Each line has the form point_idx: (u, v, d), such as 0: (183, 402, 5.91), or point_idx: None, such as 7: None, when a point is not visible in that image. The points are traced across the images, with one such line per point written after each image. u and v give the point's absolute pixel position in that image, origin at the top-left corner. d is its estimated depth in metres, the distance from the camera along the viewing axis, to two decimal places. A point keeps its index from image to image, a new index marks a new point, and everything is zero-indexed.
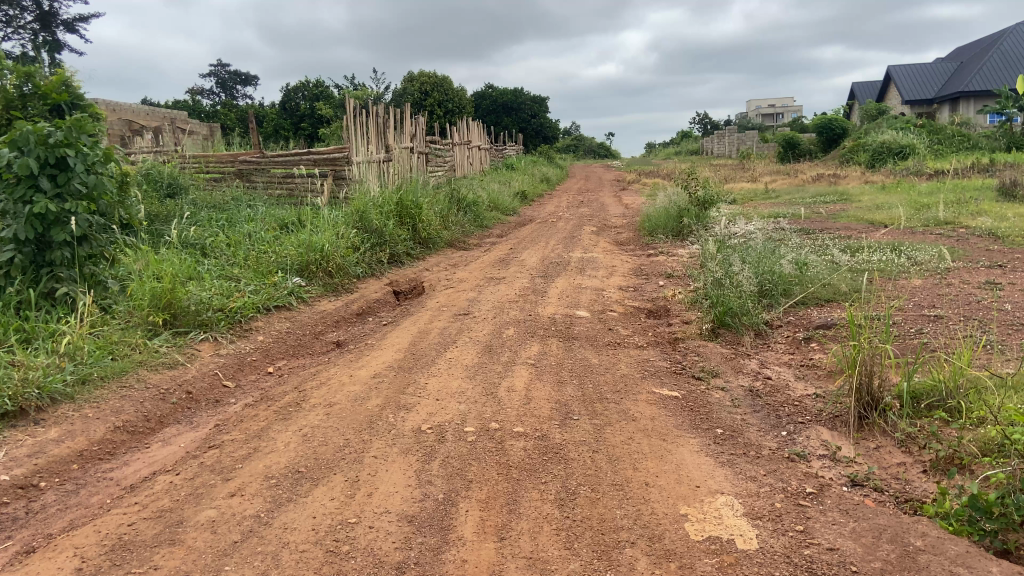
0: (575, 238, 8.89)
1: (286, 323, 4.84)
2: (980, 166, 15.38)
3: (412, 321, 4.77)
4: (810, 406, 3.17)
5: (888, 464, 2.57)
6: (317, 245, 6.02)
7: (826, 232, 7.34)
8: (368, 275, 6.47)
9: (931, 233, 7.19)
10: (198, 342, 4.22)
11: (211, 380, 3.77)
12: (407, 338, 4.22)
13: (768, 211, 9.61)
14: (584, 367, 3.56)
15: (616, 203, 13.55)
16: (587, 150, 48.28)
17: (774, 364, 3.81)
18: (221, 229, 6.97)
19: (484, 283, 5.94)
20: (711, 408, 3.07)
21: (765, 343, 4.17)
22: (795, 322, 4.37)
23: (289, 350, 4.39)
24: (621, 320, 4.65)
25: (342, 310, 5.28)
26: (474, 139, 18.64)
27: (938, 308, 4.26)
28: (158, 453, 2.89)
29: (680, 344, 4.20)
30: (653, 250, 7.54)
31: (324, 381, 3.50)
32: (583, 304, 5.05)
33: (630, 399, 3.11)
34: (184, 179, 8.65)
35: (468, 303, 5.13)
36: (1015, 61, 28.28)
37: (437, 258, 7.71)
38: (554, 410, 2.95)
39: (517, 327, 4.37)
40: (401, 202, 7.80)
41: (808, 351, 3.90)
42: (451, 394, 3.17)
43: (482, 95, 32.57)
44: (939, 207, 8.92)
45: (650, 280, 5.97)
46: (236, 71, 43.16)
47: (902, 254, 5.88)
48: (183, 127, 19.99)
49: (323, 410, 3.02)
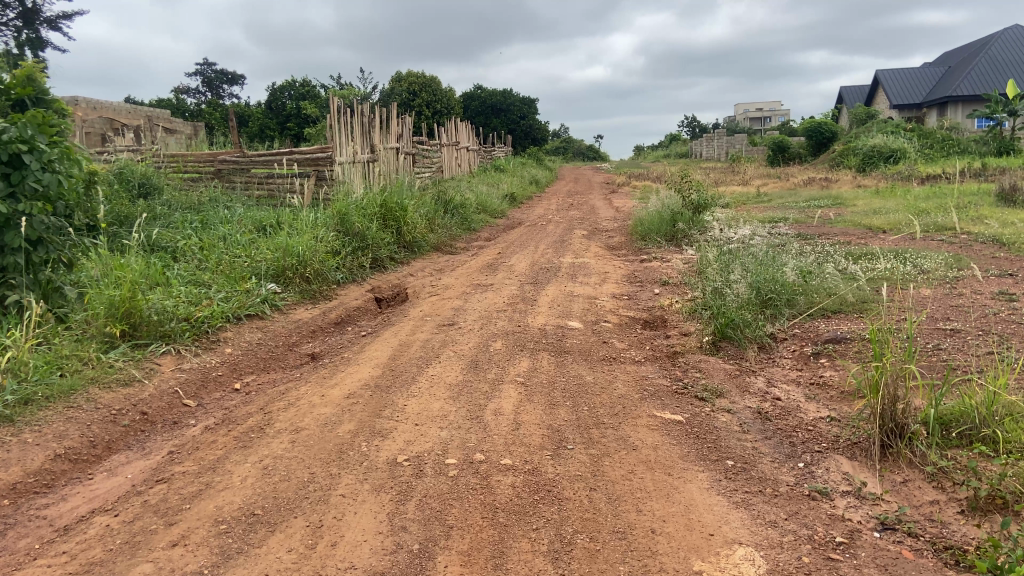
0: (566, 242, 8.60)
1: (258, 333, 4.52)
2: (975, 171, 15.22)
3: (393, 331, 4.47)
4: (825, 432, 2.89)
5: (920, 503, 2.29)
6: (295, 250, 5.71)
7: (826, 238, 7.08)
8: (349, 281, 6.17)
9: (934, 240, 6.96)
10: (159, 355, 3.90)
11: (169, 399, 3.47)
12: (387, 351, 3.91)
13: (763, 215, 9.37)
14: (578, 386, 3.27)
15: (607, 206, 13.30)
16: (576, 153, 48.17)
17: (782, 382, 3.53)
18: (195, 233, 6.64)
19: (470, 290, 5.64)
20: (719, 434, 2.78)
21: (771, 359, 3.89)
22: (801, 335, 4.10)
23: (259, 364, 4.08)
24: (616, 332, 4.37)
25: (320, 319, 4.97)
26: (463, 140, 18.35)
27: (954, 320, 3.99)
28: (101, 486, 2.59)
29: (679, 358, 3.92)
30: (647, 255, 7.28)
31: (292, 401, 3.19)
32: (575, 313, 4.76)
33: (629, 423, 2.82)
34: (159, 179, 8.32)
35: (453, 312, 4.83)
36: (1004, 66, 28.27)
37: (423, 262, 7.42)
38: (546, 438, 2.65)
39: (506, 339, 4.08)
40: (385, 205, 7.49)
41: (818, 368, 3.63)
42: (432, 418, 2.86)
43: (471, 96, 32.28)
44: (939, 212, 8.71)
45: (645, 287, 5.69)
46: (222, 71, 42.67)
47: (907, 262, 5.62)
48: (166, 126, 19.59)
49: (289, 438, 2.72)
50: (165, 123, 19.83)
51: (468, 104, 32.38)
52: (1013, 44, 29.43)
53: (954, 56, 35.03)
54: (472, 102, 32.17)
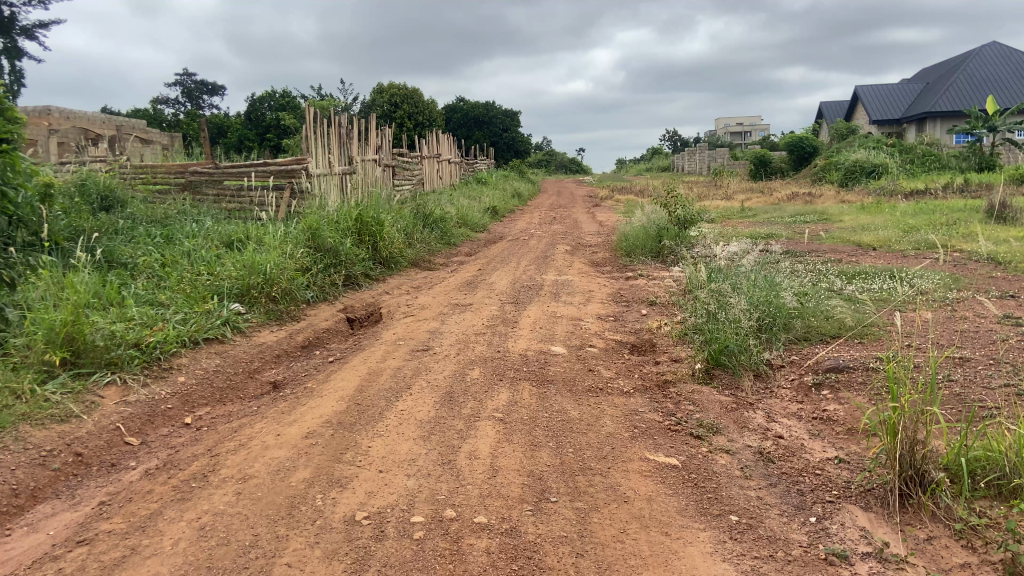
0: (549, 257, 8.32)
1: (216, 358, 4.19)
2: (958, 186, 15.19)
3: (362, 356, 4.16)
4: (835, 477, 2.62)
5: (950, 566, 2.02)
6: (261, 268, 5.38)
7: (816, 255, 6.86)
8: (320, 300, 5.84)
9: (927, 258, 6.75)
10: (103, 386, 3.56)
11: (109, 437, 3.14)
12: (355, 380, 3.59)
13: (749, 231, 9.18)
14: (562, 423, 2.97)
15: (590, 220, 13.06)
16: (559, 166, 48.11)
17: (783, 416, 3.26)
18: (158, 249, 6.29)
19: (448, 310, 5.34)
20: (719, 482, 2.49)
21: (768, 389, 3.62)
22: (800, 362, 3.84)
23: (214, 395, 3.75)
24: (602, 358, 4.09)
25: (285, 343, 4.64)
26: (444, 152, 18.11)
27: (961, 347, 3.75)
28: (15, 546, 2.26)
29: (670, 388, 3.64)
30: (632, 273, 7.02)
31: (244, 441, 2.87)
32: (558, 337, 4.47)
33: (619, 469, 2.52)
34: (125, 192, 7.96)
35: (428, 335, 4.52)
36: (981, 82, 28.49)
37: (399, 279, 7.11)
38: (526, 488, 2.35)
39: (484, 367, 3.78)
40: (360, 218, 7.17)
41: (820, 401, 3.36)
42: (398, 463, 2.55)
43: (453, 108, 32.05)
44: (929, 228, 8.54)
45: (632, 308, 5.42)
46: (204, 82, 42.28)
47: (904, 283, 5.40)
48: (142, 136, 19.18)
49: (234, 489, 2.40)
50: (141, 134, 19.35)
51: (450, 117, 32.16)
52: (990, 61, 29.70)
53: (932, 72, 35.36)
54: (454, 115, 31.94)
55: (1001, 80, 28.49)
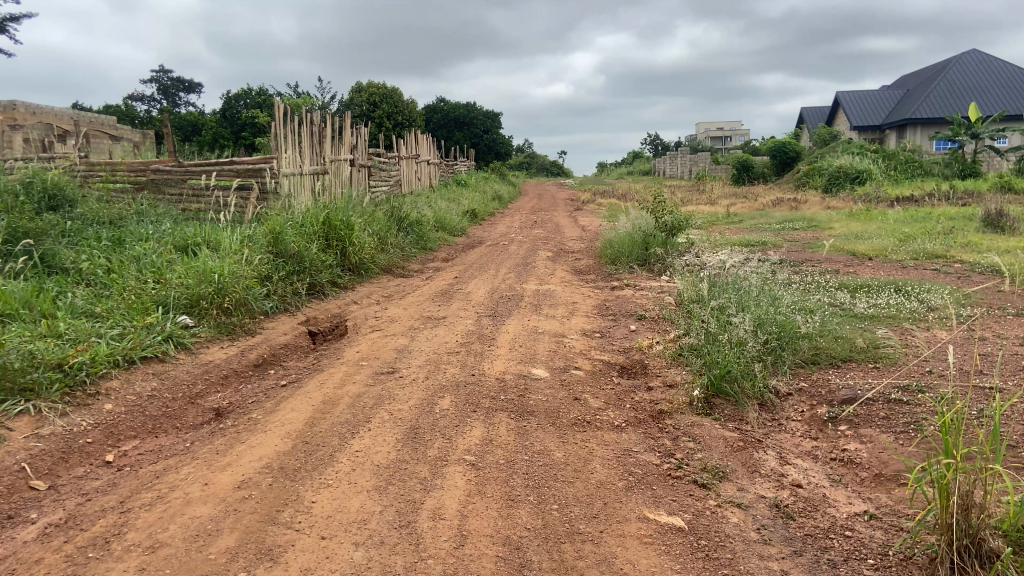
0: (529, 265, 7.87)
1: (153, 379, 3.70)
2: (944, 193, 15.00)
3: (319, 380, 3.68)
4: (870, 541, 2.20)
5: None
6: (213, 276, 4.88)
7: (812, 266, 6.49)
8: (280, 310, 5.36)
9: (927, 270, 6.42)
10: (11, 417, 3.06)
11: (10, 482, 2.65)
12: (307, 410, 3.12)
13: (737, 238, 8.81)
14: (546, 468, 2.53)
15: (572, 225, 12.64)
16: (541, 168, 47.74)
17: (797, 458, 2.85)
18: (105, 254, 5.76)
19: (420, 324, 4.89)
20: (735, 552, 2.07)
21: (776, 422, 3.21)
22: (810, 390, 3.43)
23: (145, 426, 3.27)
24: (589, 383, 3.65)
25: (235, 361, 4.16)
26: (423, 152, 17.63)
27: (990, 376, 3.38)
28: None
29: (666, 420, 3.21)
30: (617, 282, 6.62)
31: (164, 492, 2.39)
32: (540, 357, 4.03)
33: (614, 534, 2.09)
34: (75, 190, 7.39)
35: (396, 355, 4.05)
36: (961, 90, 28.52)
37: (370, 287, 6.64)
38: (500, 563, 1.91)
39: (456, 395, 3.33)
40: (329, 222, 6.69)
41: (838, 439, 2.97)
42: (346, 526, 2.09)
43: (433, 109, 31.52)
44: (925, 237, 8.24)
45: (620, 322, 5.00)
46: (180, 79, 41.40)
47: (911, 299, 5.02)
48: (111, 132, 18.49)
49: (138, 564, 1.93)
50: (111, 130, 18.62)
51: (431, 117, 31.63)
52: (970, 68, 29.74)
53: (914, 79, 35.45)
54: (434, 115, 31.43)
55: (981, 87, 28.53)
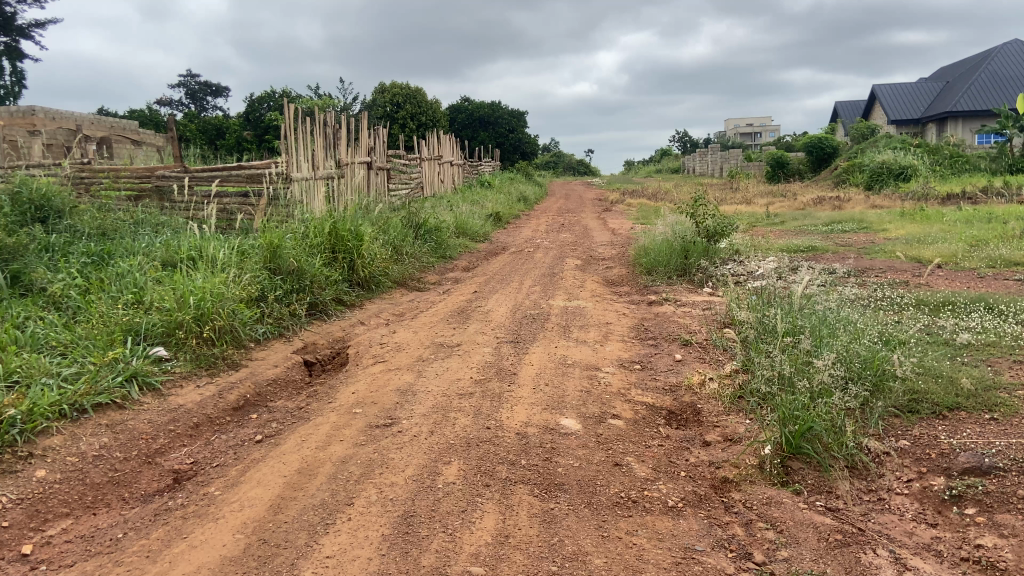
0: (556, 275, 7.18)
1: (105, 432, 3.07)
2: (998, 190, 14.04)
3: (303, 434, 3.03)
4: None
5: None
6: (195, 298, 4.25)
7: (878, 277, 5.72)
8: (273, 335, 4.73)
9: (1010, 281, 5.62)
10: None
11: None
12: (276, 486, 2.47)
13: (785, 243, 8.03)
14: None
15: (601, 228, 11.88)
16: (567, 168, 46.94)
17: (916, 558, 2.14)
18: (86, 272, 5.17)
19: (430, 354, 4.22)
20: None
21: (876, 497, 2.51)
22: (915, 452, 2.71)
23: (83, 500, 2.64)
24: (634, 438, 2.95)
25: (210, 404, 3.52)
26: (445, 153, 16.99)
27: None
28: None
29: (735, 495, 2.51)
30: (656, 297, 5.90)
31: None
32: (571, 401, 3.33)
33: None
34: (68, 197, 6.81)
35: (398, 399, 3.38)
36: (1006, 81, 27.18)
37: (381, 304, 6.00)
38: None
39: (465, 461, 2.64)
40: (335, 232, 6.05)
41: (967, 530, 2.25)
42: None
43: (457, 110, 31.00)
44: (997, 242, 7.40)
45: (663, 350, 4.28)
46: (207, 84, 41.24)
47: (1009, 321, 4.24)
48: (131, 137, 18.04)
49: None
50: (133, 134, 18.20)
51: (455, 118, 31.01)
52: (1015, 58, 28.39)
53: (954, 70, 34.11)
54: (459, 115, 30.80)
55: None
